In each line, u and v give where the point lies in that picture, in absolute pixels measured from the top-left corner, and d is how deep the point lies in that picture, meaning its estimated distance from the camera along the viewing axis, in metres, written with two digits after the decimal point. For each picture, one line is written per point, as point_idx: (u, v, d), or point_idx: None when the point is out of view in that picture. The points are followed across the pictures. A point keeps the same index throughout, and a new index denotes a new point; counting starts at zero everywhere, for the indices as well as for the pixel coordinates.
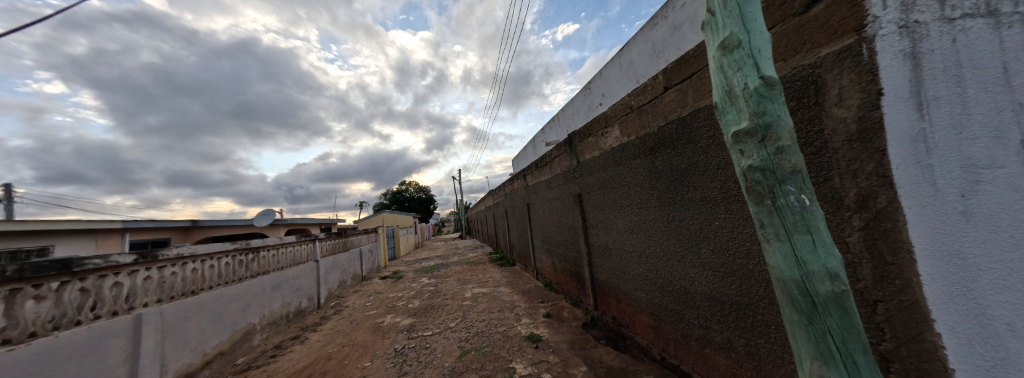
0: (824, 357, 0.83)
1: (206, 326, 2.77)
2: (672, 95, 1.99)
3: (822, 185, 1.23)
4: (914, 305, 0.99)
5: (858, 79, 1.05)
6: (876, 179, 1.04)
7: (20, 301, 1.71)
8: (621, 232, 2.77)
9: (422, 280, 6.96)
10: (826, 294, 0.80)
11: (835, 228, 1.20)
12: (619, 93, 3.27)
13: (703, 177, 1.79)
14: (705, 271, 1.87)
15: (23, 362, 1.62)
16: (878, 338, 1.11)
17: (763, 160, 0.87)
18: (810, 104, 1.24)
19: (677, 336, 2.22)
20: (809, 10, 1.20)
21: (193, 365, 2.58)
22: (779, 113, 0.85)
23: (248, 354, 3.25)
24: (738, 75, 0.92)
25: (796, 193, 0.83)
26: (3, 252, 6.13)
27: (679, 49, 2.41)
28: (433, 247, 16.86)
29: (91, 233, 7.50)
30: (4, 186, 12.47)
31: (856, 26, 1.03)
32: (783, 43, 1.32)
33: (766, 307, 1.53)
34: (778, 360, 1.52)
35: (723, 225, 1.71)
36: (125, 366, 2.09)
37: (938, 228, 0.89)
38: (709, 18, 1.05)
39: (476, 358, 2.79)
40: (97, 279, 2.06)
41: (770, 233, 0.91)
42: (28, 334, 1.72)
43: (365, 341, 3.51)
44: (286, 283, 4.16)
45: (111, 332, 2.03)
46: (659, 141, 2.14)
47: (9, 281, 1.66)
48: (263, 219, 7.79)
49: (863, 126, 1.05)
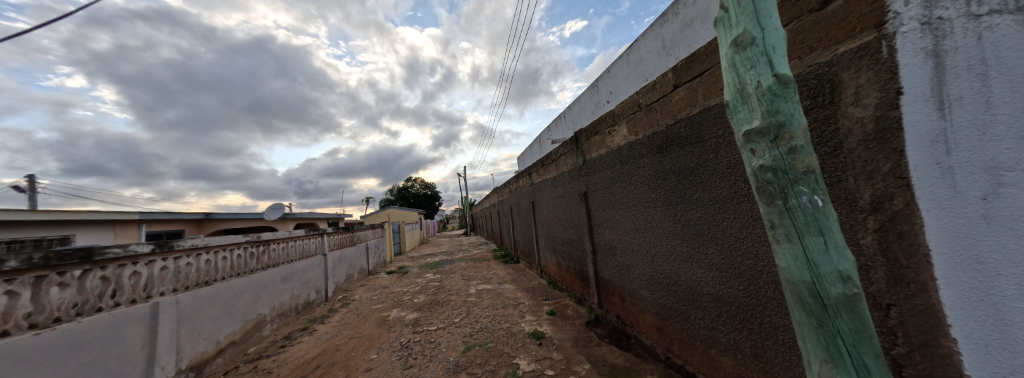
0: (833, 360, 0.82)
1: (219, 315, 2.84)
2: (681, 93, 1.97)
3: (835, 186, 1.20)
4: (928, 310, 0.97)
5: (876, 77, 1.02)
6: (893, 180, 1.01)
7: (45, 288, 1.79)
8: (627, 231, 2.76)
9: (427, 276, 7.03)
10: (838, 296, 0.79)
11: (849, 230, 1.17)
12: (628, 91, 3.24)
13: (711, 177, 1.77)
14: (713, 272, 1.85)
15: (48, 346, 1.69)
16: (891, 343, 1.10)
17: (775, 160, 0.85)
18: (824, 103, 1.22)
19: (682, 336, 2.20)
20: (826, 7, 1.17)
21: (206, 353, 2.66)
22: (793, 112, 0.84)
23: (259, 344, 3.34)
24: (751, 73, 0.90)
25: (808, 193, 0.82)
26: (27, 241, 6.35)
27: (690, 46, 2.37)
28: (436, 243, 16.98)
29: (110, 224, 7.73)
30: (28, 177, 12.91)
31: (876, 23, 1.00)
32: (799, 40, 1.29)
33: (774, 309, 1.52)
34: (785, 362, 1.50)
35: (731, 226, 1.69)
36: (144, 351, 2.16)
37: (956, 232, 0.87)
38: (722, 14, 1.03)
39: (480, 354, 2.82)
40: (117, 268, 2.13)
41: (781, 234, 0.89)
42: (53, 318, 1.79)
43: (371, 334, 3.56)
44: (296, 275, 4.26)
45: (131, 319, 2.10)
46: (668, 139, 2.11)
47: (35, 268, 1.74)
48: (273, 213, 7.96)
49: (880, 126, 1.02)
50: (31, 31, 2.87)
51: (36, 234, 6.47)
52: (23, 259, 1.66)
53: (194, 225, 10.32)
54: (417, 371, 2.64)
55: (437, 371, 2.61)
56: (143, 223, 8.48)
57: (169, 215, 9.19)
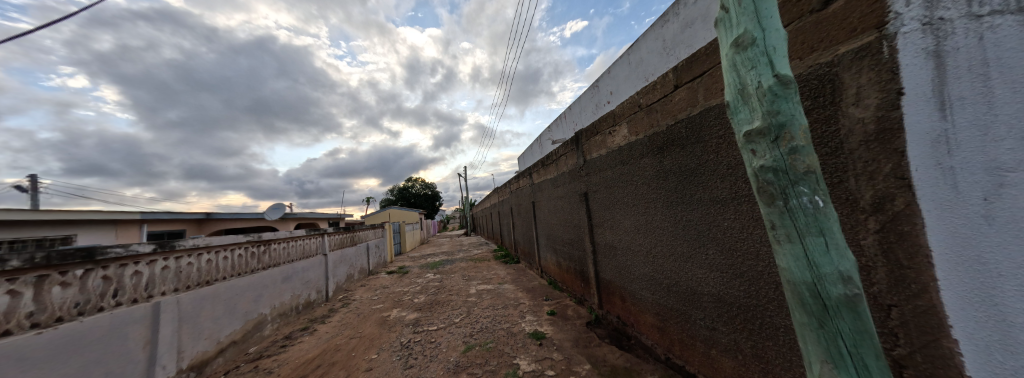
0: (834, 361, 0.82)
1: (220, 315, 2.85)
2: (681, 93, 1.97)
3: (837, 187, 1.20)
4: (929, 311, 0.97)
5: (877, 78, 1.02)
6: (894, 180, 1.01)
7: (47, 287, 1.79)
8: (627, 231, 2.76)
9: (428, 276, 7.04)
10: (838, 297, 0.79)
11: (850, 231, 1.17)
12: (629, 91, 3.24)
13: (712, 177, 1.77)
14: (714, 272, 1.85)
15: (50, 346, 1.70)
16: (892, 343, 1.09)
17: (776, 161, 0.85)
18: (825, 104, 1.22)
19: (683, 337, 2.20)
20: (827, 7, 1.17)
21: (207, 352, 2.67)
22: (793, 112, 0.84)
23: (259, 343, 3.35)
24: (752, 74, 0.90)
25: (808, 194, 0.82)
26: (28, 240, 6.36)
27: (691, 46, 2.37)
28: (437, 244, 16.99)
29: (111, 224, 7.75)
30: (29, 177, 12.94)
31: (877, 23, 1.00)
32: (800, 40, 1.29)
33: (774, 310, 1.51)
34: (785, 362, 1.50)
35: (731, 226, 1.69)
36: (145, 351, 2.17)
37: (958, 232, 0.87)
38: (723, 15, 1.03)
39: (481, 354, 2.82)
40: (119, 268, 2.14)
41: (781, 234, 0.89)
42: (55, 318, 1.80)
43: (372, 334, 3.56)
44: (296, 275, 4.26)
45: (132, 319, 2.11)
46: (668, 140, 2.11)
47: (38, 268, 1.75)
48: (273, 213, 7.98)
49: (881, 127, 1.02)
50: (34, 32, 2.68)
51: (38, 233, 6.49)
52: (24, 259, 1.67)
53: (195, 225, 10.33)
54: (417, 371, 2.64)
55: (437, 371, 2.61)
56: (144, 223, 8.49)
57: (171, 215, 9.21)
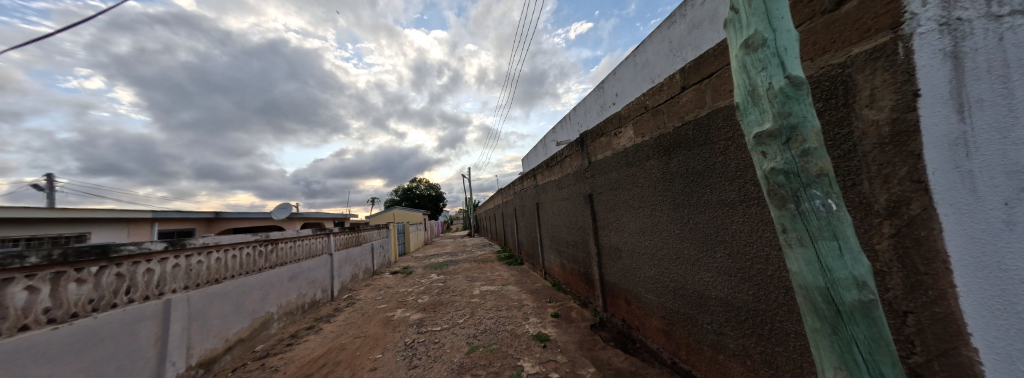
0: (848, 367, 0.80)
1: (228, 313, 2.89)
2: (689, 95, 1.95)
3: (850, 190, 1.18)
4: (948, 318, 0.95)
5: (892, 79, 1.00)
6: (909, 184, 0.99)
7: (64, 283, 1.83)
8: (632, 233, 2.74)
9: (432, 276, 7.07)
10: (852, 302, 0.78)
11: (863, 235, 1.15)
12: (634, 92, 3.24)
13: (719, 180, 1.76)
14: (721, 276, 1.83)
15: (65, 340, 1.74)
16: (908, 351, 1.07)
17: (787, 163, 0.84)
18: (837, 106, 1.19)
19: (690, 341, 2.17)
20: (840, 8, 1.15)
21: (215, 349, 2.70)
22: (806, 114, 0.83)
23: (266, 341, 3.39)
24: (762, 75, 0.89)
25: (821, 197, 0.81)
26: (44, 239, 6.50)
27: (697, 48, 2.36)
28: (439, 244, 17.04)
29: (124, 222, 7.92)
30: (47, 176, 13.31)
31: (892, 24, 0.99)
32: (811, 40, 1.27)
33: (785, 315, 1.49)
34: (796, 368, 1.47)
35: (741, 229, 1.67)
36: (156, 347, 2.21)
37: (976, 237, 0.85)
38: (732, 15, 1.02)
39: (484, 355, 2.82)
40: (132, 265, 2.18)
41: (792, 238, 0.88)
42: (70, 314, 1.83)
43: (377, 334, 3.58)
44: (302, 274, 4.31)
45: (144, 315, 2.15)
46: (675, 141, 2.10)
47: (55, 265, 1.79)
48: (281, 213, 8.11)
49: (896, 129, 1.00)
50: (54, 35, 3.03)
51: (54, 232, 6.60)
52: (42, 255, 1.71)
53: (205, 224, 10.51)
54: (421, 371, 2.65)
55: (442, 371, 2.62)
56: (155, 222, 8.69)
57: (181, 214, 9.38)
